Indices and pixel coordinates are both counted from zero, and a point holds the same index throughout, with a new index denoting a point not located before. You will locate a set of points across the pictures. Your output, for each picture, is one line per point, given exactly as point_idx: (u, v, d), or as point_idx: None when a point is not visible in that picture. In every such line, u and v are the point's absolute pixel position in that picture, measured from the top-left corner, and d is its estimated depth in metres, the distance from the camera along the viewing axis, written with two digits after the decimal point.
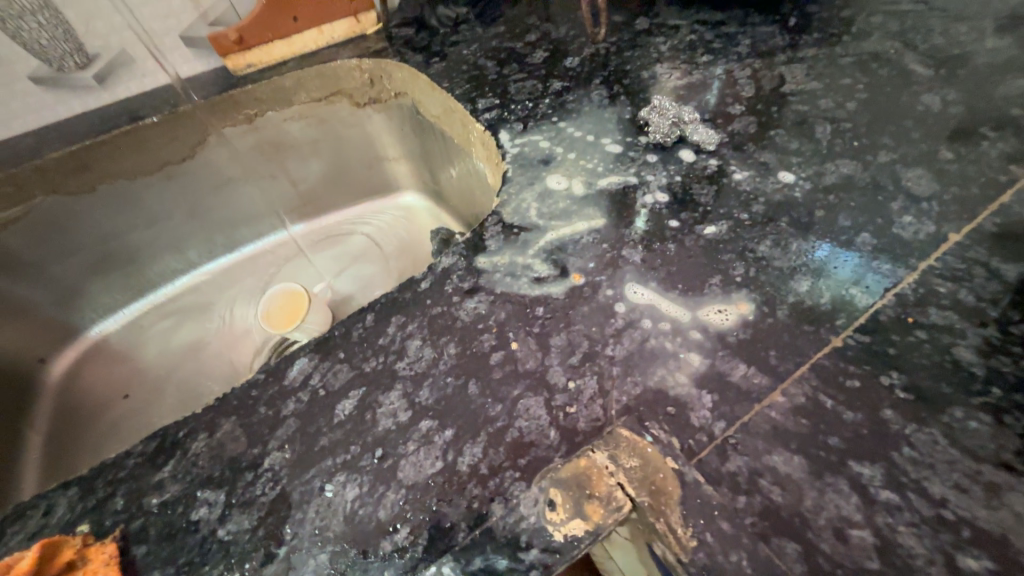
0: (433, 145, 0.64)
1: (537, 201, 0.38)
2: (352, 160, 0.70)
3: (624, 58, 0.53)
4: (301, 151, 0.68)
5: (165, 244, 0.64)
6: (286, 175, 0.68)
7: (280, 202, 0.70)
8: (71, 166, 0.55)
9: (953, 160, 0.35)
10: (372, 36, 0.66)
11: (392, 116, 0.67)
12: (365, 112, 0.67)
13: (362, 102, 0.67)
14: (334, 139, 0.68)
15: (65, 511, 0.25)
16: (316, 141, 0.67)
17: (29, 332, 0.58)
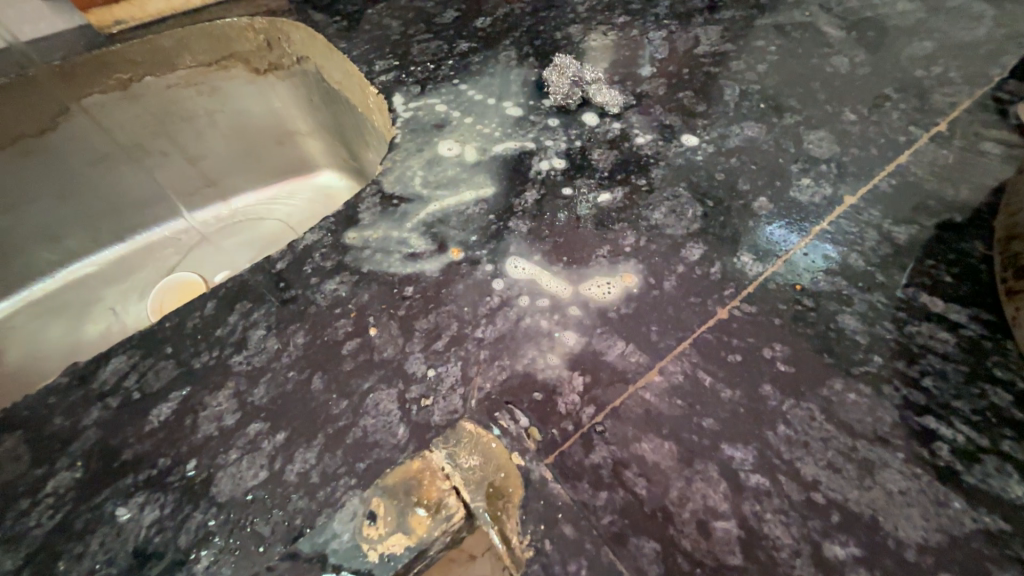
0: (343, 121, 0.57)
1: (423, 169, 0.34)
2: (258, 136, 0.62)
3: (538, 17, 0.49)
4: (195, 125, 0.58)
5: (29, 236, 0.54)
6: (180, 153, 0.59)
7: (176, 184, 0.61)
8: None
9: (856, 122, 0.34)
10: None
11: (295, 84, 0.58)
12: (265, 81, 0.58)
13: (261, 68, 0.57)
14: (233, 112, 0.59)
15: None
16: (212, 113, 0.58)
17: None
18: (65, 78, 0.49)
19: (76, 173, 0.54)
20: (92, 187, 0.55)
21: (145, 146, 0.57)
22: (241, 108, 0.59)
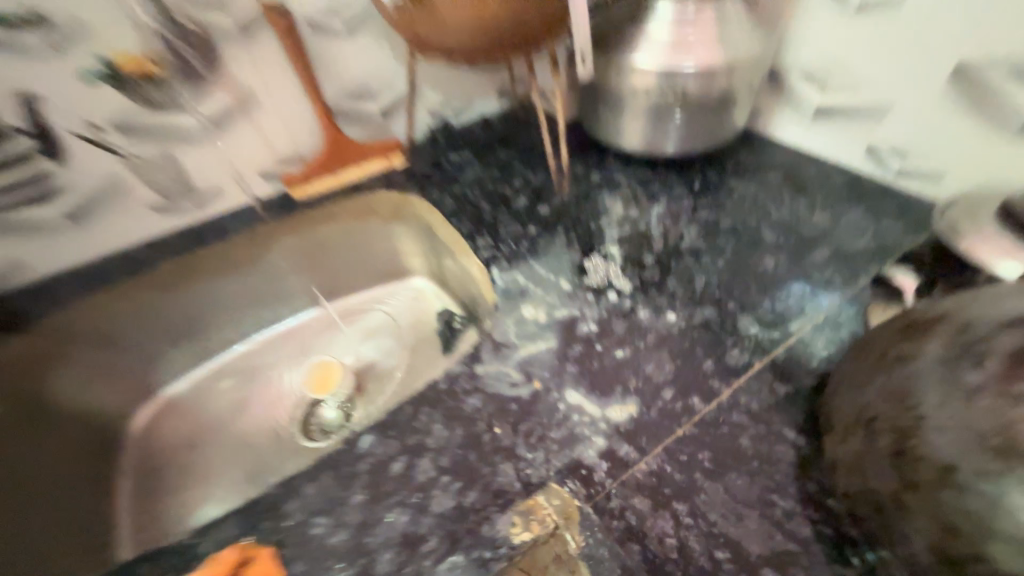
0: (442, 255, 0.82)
1: (516, 326, 0.58)
2: (375, 255, 0.86)
3: (580, 210, 0.76)
4: (339, 251, 0.85)
5: (231, 323, 0.81)
6: (322, 269, 0.85)
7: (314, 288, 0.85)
8: (183, 274, 0.77)
9: (771, 311, 0.57)
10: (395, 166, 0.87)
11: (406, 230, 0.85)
12: (388, 224, 0.85)
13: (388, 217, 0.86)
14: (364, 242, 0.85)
15: (235, 525, 0.44)
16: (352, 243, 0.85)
17: (116, 393, 0.73)
18: (290, 248, 0.82)
19: (262, 280, 0.81)
20: (269, 291, 0.83)
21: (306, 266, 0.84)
22: (364, 243, 0.85)
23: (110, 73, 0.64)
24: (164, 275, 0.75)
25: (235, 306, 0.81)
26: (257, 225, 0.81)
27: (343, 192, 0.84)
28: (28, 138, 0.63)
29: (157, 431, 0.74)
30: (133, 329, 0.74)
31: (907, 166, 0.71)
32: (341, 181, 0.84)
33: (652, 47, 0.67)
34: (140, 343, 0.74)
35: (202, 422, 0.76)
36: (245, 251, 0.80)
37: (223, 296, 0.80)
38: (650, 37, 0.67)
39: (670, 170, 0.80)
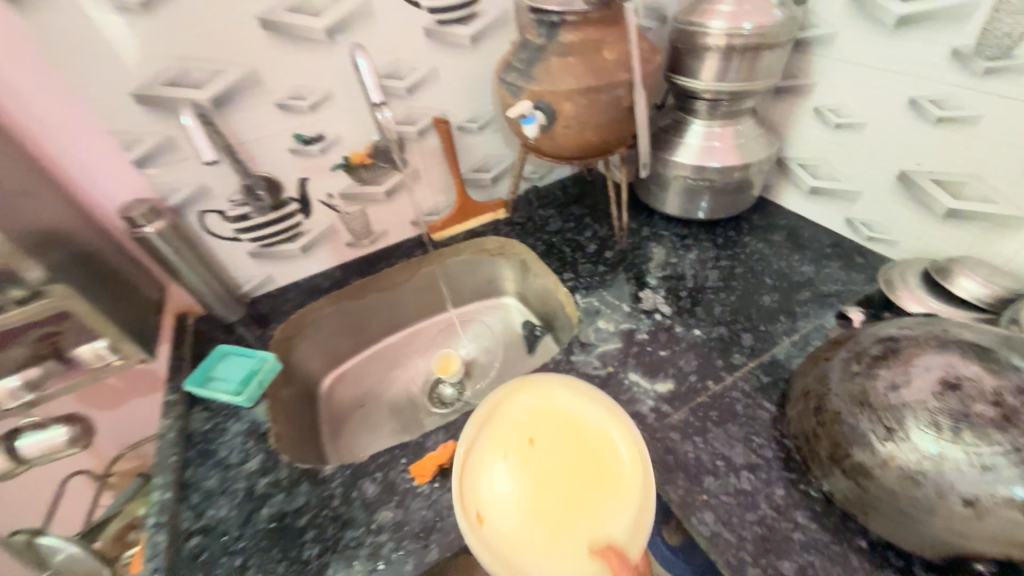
0: (529, 285, 1.19)
1: (594, 332, 0.91)
2: (479, 280, 1.24)
3: (635, 255, 1.09)
4: (456, 277, 1.22)
5: (385, 323, 1.20)
6: (445, 289, 1.23)
7: (437, 301, 1.24)
8: (362, 291, 1.15)
9: (764, 331, 0.88)
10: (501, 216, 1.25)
11: (504, 263, 1.22)
12: (492, 260, 1.22)
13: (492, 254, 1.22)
14: (473, 271, 1.23)
15: (443, 434, 0.79)
16: (465, 271, 1.22)
17: (316, 364, 1.12)
18: (425, 276, 1.19)
19: (407, 297, 1.20)
20: (410, 302, 1.21)
21: (434, 286, 1.22)
22: (474, 273, 1.23)
23: (346, 164, 1.02)
24: (352, 292, 1.14)
25: (388, 313, 1.20)
26: (409, 260, 1.18)
27: (465, 235, 1.22)
28: (296, 203, 1.02)
29: (339, 391, 1.14)
30: (329, 324, 1.12)
31: (874, 233, 1.00)
32: (465, 228, 1.23)
33: (688, 150, 1.00)
34: (331, 333, 1.13)
35: (367, 387, 1.17)
36: (400, 277, 1.18)
37: (383, 307, 1.18)
38: (687, 144, 1.00)
39: (701, 229, 1.12)
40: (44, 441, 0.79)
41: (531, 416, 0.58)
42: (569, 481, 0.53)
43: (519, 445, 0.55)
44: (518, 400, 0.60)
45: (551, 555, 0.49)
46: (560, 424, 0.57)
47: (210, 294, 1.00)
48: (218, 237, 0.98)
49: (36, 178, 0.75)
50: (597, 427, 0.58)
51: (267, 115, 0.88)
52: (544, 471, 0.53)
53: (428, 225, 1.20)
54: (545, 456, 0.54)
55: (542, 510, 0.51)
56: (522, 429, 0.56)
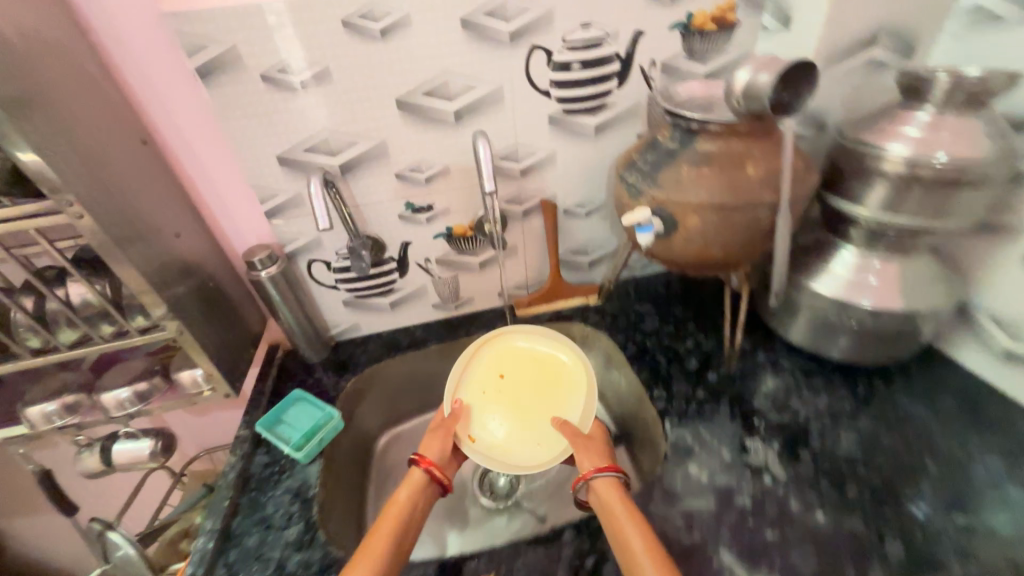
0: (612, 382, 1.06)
1: (682, 480, 0.77)
2: None
3: (744, 385, 0.92)
4: None
5: (452, 389, 1.15)
6: None
7: None
8: (437, 353, 1.12)
9: (918, 543, 0.67)
10: (592, 301, 1.16)
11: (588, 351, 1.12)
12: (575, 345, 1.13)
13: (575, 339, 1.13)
14: None
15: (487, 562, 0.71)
16: None
17: (376, 419, 1.08)
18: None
19: None
20: None
21: None
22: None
23: (448, 234, 1.03)
24: (427, 352, 1.11)
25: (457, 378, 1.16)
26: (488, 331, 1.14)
27: (550, 316, 1.15)
28: (394, 263, 1.05)
29: (393, 452, 1.08)
30: (399, 381, 1.11)
31: None
32: (551, 308, 1.15)
33: (830, 281, 0.84)
34: (399, 390, 1.11)
35: (421, 454, 1.09)
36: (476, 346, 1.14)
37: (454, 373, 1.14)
38: (831, 273, 0.84)
39: (835, 370, 0.93)
40: (132, 451, 0.85)
41: (498, 368, 1.00)
42: (535, 396, 0.98)
43: (499, 384, 0.98)
44: (492, 362, 1.00)
45: (523, 425, 0.94)
46: (529, 364, 1.01)
47: (301, 334, 1.04)
48: (320, 283, 1.04)
49: (187, 218, 0.85)
50: (544, 355, 1.02)
51: (386, 183, 0.92)
52: (514, 399, 0.97)
53: (515, 300, 1.17)
54: (512, 381, 0.99)
55: (516, 410, 0.96)
56: (496, 368, 1.00)
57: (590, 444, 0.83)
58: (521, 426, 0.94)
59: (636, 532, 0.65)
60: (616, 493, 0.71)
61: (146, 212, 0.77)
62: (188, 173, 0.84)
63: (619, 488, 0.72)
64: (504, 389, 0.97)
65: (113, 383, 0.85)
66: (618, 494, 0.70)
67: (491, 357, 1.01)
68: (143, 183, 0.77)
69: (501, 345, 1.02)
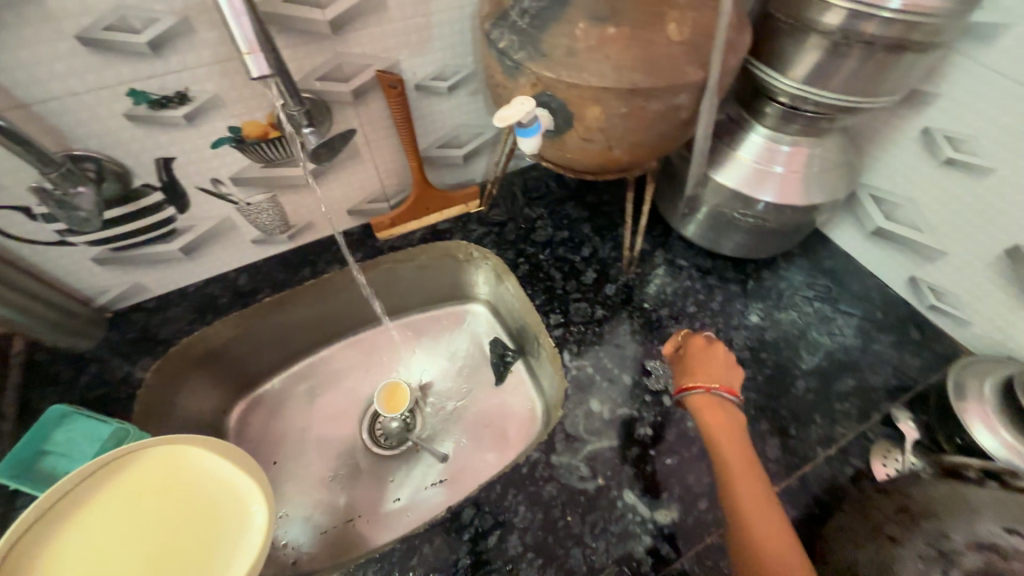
0: (505, 301, 0.95)
1: (584, 419, 0.72)
2: (440, 286, 0.98)
3: (642, 293, 0.85)
4: (408, 284, 0.95)
5: (312, 338, 0.93)
6: (393, 296, 0.95)
7: (379, 309, 0.96)
8: (276, 305, 0.84)
9: (795, 437, 0.72)
10: (474, 211, 0.93)
11: (476, 272, 0.96)
12: (461, 265, 0.94)
13: (460, 257, 0.93)
14: (435, 273, 0.95)
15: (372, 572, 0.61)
16: (421, 275, 0.94)
17: (218, 396, 0.84)
18: (359, 287, 0.91)
19: (342, 308, 0.92)
20: (344, 313, 0.93)
21: (378, 294, 0.93)
22: (436, 279, 0.96)
23: (235, 137, 0.66)
24: (262, 307, 0.83)
25: (313, 326, 0.91)
26: (338, 266, 0.88)
27: (423, 236, 0.91)
28: (157, 192, 0.67)
29: (254, 424, 0.88)
30: (235, 346, 0.84)
31: (939, 304, 0.82)
32: (422, 223, 0.92)
33: (738, 170, 0.70)
34: (235, 356, 0.84)
35: (292, 424, 0.90)
36: (339, 289, 0.89)
37: (309, 319, 0.90)
38: (739, 160, 0.70)
39: (729, 265, 0.88)
40: None
41: (104, 522, 0.56)
42: (187, 499, 0.60)
43: (186, 483, 0.60)
44: (161, 459, 0.61)
45: (204, 529, 0.58)
46: (165, 491, 0.59)
47: (36, 323, 0.67)
48: (31, 241, 0.65)
49: None
50: (153, 479, 0.60)
51: (66, 57, 0.51)
52: (200, 489, 0.61)
53: (374, 219, 0.89)
54: (168, 501, 0.59)
55: (209, 506, 0.60)
56: (124, 488, 0.59)
57: (749, 464, 0.60)
58: (239, 506, 0.60)
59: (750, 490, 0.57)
60: (749, 478, 0.58)
61: None
62: None
63: (750, 469, 0.59)
64: (180, 507, 0.59)
65: None
66: (742, 462, 0.60)
67: (131, 483, 0.59)
68: None
69: (25, 517, 0.53)
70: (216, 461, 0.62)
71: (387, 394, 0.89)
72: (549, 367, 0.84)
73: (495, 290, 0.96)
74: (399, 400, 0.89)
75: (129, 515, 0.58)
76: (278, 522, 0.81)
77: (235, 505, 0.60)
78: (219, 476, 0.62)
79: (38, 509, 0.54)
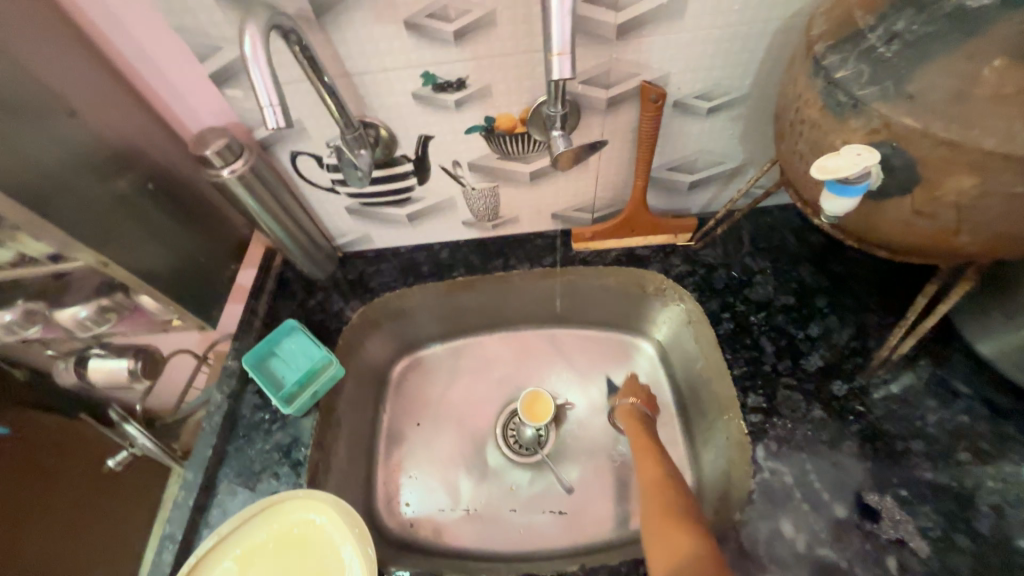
0: (683, 352, 0.84)
1: (767, 537, 0.58)
2: (615, 311, 0.91)
3: (886, 408, 0.65)
4: (584, 299, 0.91)
5: (479, 322, 0.96)
6: (565, 306, 0.93)
7: (546, 314, 0.95)
8: (464, 284, 0.89)
9: None
10: (681, 245, 0.84)
11: (660, 308, 0.86)
12: (648, 297, 0.86)
13: (650, 290, 0.85)
14: (617, 297, 0.88)
15: None
16: (601, 295, 0.89)
17: (391, 347, 0.93)
18: (538, 289, 0.90)
19: (514, 303, 0.93)
20: (514, 308, 0.94)
21: (553, 300, 0.92)
22: (613, 301, 0.90)
23: (487, 127, 0.68)
24: (453, 283, 0.88)
25: (485, 312, 0.94)
26: (527, 265, 0.88)
27: (619, 256, 0.85)
28: (409, 162, 0.74)
29: (410, 384, 0.95)
30: (419, 310, 0.91)
31: None
32: (621, 245, 0.85)
33: None
34: (417, 318, 0.92)
35: (439, 399, 0.93)
36: (519, 286, 0.90)
37: (485, 304, 0.92)
38: None
39: None
40: (110, 371, 0.76)
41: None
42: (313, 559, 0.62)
43: (296, 539, 0.62)
44: (272, 516, 0.64)
45: None
46: (299, 545, 0.62)
47: (295, 250, 0.82)
48: (311, 184, 0.77)
49: (93, 81, 0.57)
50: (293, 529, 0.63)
51: (390, 38, 0.57)
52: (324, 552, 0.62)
53: (575, 229, 0.86)
54: (300, 556, 0.62)
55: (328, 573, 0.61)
56: (271, 533, 0.63)
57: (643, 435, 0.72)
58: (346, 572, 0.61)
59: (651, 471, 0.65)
60: (650, 457, 0.67)
61: (21, 84, 0.51)
62: (73, 1, 0.53)
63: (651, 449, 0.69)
64: (297, 564, 0.62)
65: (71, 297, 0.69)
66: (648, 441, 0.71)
67: (276, 529, 0.63)
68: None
69: (202, 546, 0.61)
70: (327, 522, 0.63)
71: (534, 402, 0.86)
72: (721, 447, 0.72)
73: (675, 335, 0.85)
74: (543, 412, 0.85)
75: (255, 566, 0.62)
76: (405, 481, 0.86)
77: (336, 562, 0.61)
78: (321, 535, 0.63)
79: (209, 542, 0.62)
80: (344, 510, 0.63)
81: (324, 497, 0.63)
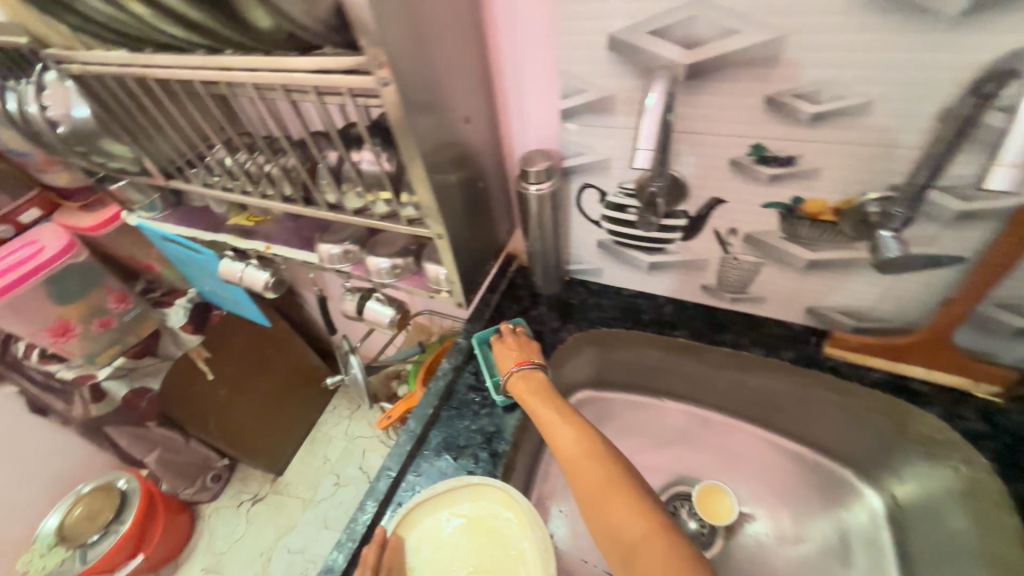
0: (920, 510, 0.73)
1: None
2: (846, 438, 0.81)
3: None
4: (814, 411, 0.82)
5: (676, 386, 0.94)
6: (784, 408, 0.85)
7: (754, 406, 0.89)
8: (686, 349, 0.86)
9: None
10: (979, 392, 0.70)
11: (913, 455, 0.74)
12: (904, 440, 0.74)
13: (911, 434, 0.73)
14: (854, 422, 0.78)
15: None
16: (837, 414, 0.79)
17: (584, 377, 0.95)
18: (759, 380, 0.84)
19: (726, 385, 0.88)
20: (722, 389, 0.90)
21: (774, 398, 0.84)
22: (850, 425, 0.79)
23: (790, 207, 0.66)
24: (679, 346, 0.86)
25: (687, 381, 0.91)
26: (762, 351, 0.81)
27: (882, 379, 0.74)
28: (683, 218, 0.75)
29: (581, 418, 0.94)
30: (628, 355, 0.92)
31: None
32: (891, 366, 0.74)
33: None
34: (620, 361, 0.94)
35: None
36: (743, 370, 0.84)
37: (691, 372, 0.90)
38: None
39: None
40: (377, 313, 0.92)
41: (425, 545, 0.64)
42: (497, 562, 0.62)
43: (489, 533, 0.64)
44: (473, 497, 0.67)
45: None
46: (489, 542, 0.64)
47: (542, 263, 0.90)
48: (583, 213, 0.84)
49: (483, 100, 0.72)
50: (488, 521, 0.65)
51: (744, 108, 0.59)
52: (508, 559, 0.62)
53: (835, 331, 0.78)
54: (489, 553, 0.63)
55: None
56: (469, 518, 0.66)
57: (553, 406, 0.69)
58: None
59: (625, 508, 0.55)
60: (597, 465, 0.60)
61: (454, 91, 0.64)
62: (503, 39, 0.67)
63: (591, 454, 0.62)
64: (485, 558, 0.62)
65: (380, 250, 0.86)
66: (583, 444, 0.63)
67: (473, 515, 0.65)
68: (458, 52, 0.62)
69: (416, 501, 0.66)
70: (520, 530, 0.64)
71: (709, 496, 0.86)
72: None
73: (920, 492, 0.73)
74: (710, 509, 0.84)
75: (449, 541, 0.64)
76: (554, 512, 0.85)
77: (521, 572, 0.61)
78: (512, 538, 0.63)
79: (422, 499, 0.67)
80: (540, 523, 0.62)
81: (524, 502, 0.64)
